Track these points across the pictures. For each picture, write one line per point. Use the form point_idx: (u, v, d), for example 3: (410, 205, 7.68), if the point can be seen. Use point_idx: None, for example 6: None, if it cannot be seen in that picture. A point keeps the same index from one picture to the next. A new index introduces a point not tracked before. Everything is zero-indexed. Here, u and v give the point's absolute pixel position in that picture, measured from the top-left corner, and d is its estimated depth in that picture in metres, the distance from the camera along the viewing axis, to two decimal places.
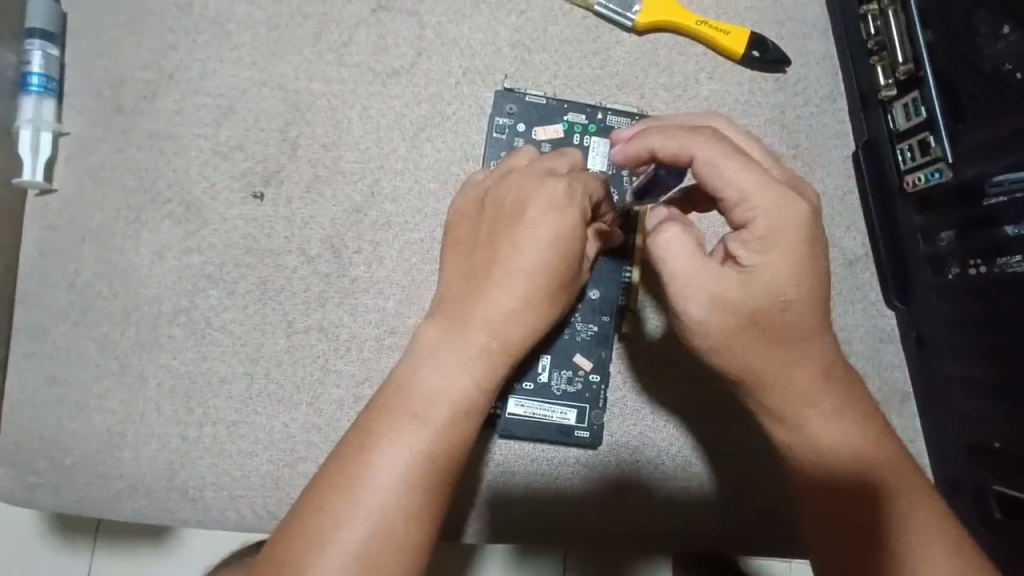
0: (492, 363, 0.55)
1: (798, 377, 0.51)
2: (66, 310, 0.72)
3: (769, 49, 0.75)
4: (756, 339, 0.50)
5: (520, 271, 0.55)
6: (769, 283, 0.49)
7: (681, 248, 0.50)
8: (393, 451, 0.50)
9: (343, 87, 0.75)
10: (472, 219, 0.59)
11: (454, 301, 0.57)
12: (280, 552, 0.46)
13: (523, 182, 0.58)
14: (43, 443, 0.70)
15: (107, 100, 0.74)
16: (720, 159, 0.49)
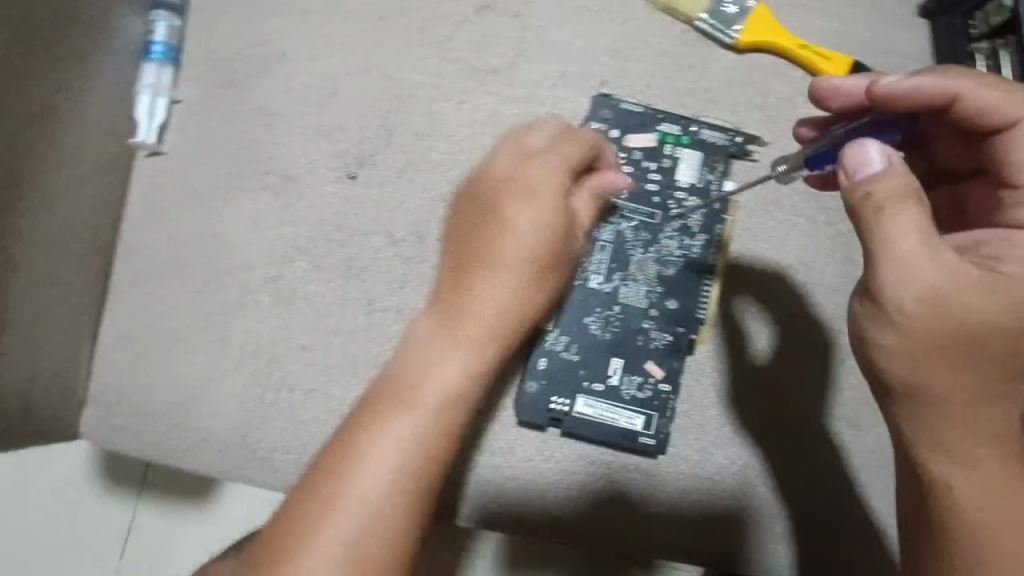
0: (481, 349, 0.51)
1: (996, 409, 0.46)
2: (164, 267, 0.76)
3: (869, 77, 0.74)
4: (979, 361, 0.45)
5: (514, 261, 0.53)
6: (1020, 297, 0.45)
7: (920, 234, 0.43)
8: (384, 441, 0.46)
9: (443, 80, 0.78)
10: (457, 214, 0.57)
11: (444, 295, 0.54)
12: (268, 561, 0.43)
13: (517, 172, 0.56)
14: (133, 387, 0.75)
15: (221, 74, 0.78)
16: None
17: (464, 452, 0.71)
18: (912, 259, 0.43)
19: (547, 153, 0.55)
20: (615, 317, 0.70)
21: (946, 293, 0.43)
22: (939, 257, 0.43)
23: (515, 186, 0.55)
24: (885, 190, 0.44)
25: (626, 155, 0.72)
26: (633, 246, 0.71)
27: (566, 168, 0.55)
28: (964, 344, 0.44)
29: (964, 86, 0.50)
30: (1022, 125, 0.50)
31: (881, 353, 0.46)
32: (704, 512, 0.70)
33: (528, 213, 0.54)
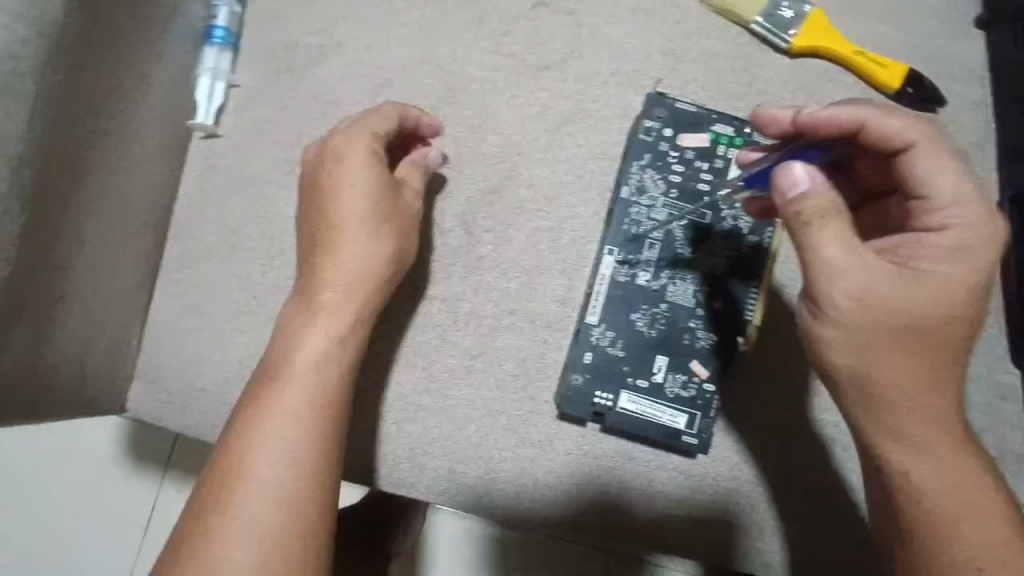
0: (341, 314, 0.64)
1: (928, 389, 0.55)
2: (216, 246, 0.77)
3: (924, 87, 0.75)
4: (910, 348, 0.54)
5: (344, 244, 0.65)
6: (938, 293, 0.54)
7: (840, 245, 0.53)
8: (268, 430, 0.57)
9: (496, 74, 0.78)
10: (308, 194, 0.68)
11: (308, 278, 0.66)
12: (194, 530, 0.54)
13: (340, 161, 0.66)
14: (179, 364, 0.76)
15: (278, 60, 0.79)
16: (936, 157, 0.55)
17: (496, 441, 0.73)
18: (840, 263, 0.53)
19: (347, 131, 0.67)
20: (661, 315, 0.71)
21: (873, 288, 0.53)
22: (861, 257, 0.53)
23: (342, 166, 0.66)
24: (817, 205, 0.53)
25: (679, 155, 0.73)
26: (683, 245, 0.72)
27: (368, 141, 0.67)
28: (895, 334, 0.54)
29: (869, 115, 0.57)
30: (920, 148, 0.56)
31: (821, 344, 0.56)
32: (740, 518, 0.72)
33: (354, 191, 0.66)
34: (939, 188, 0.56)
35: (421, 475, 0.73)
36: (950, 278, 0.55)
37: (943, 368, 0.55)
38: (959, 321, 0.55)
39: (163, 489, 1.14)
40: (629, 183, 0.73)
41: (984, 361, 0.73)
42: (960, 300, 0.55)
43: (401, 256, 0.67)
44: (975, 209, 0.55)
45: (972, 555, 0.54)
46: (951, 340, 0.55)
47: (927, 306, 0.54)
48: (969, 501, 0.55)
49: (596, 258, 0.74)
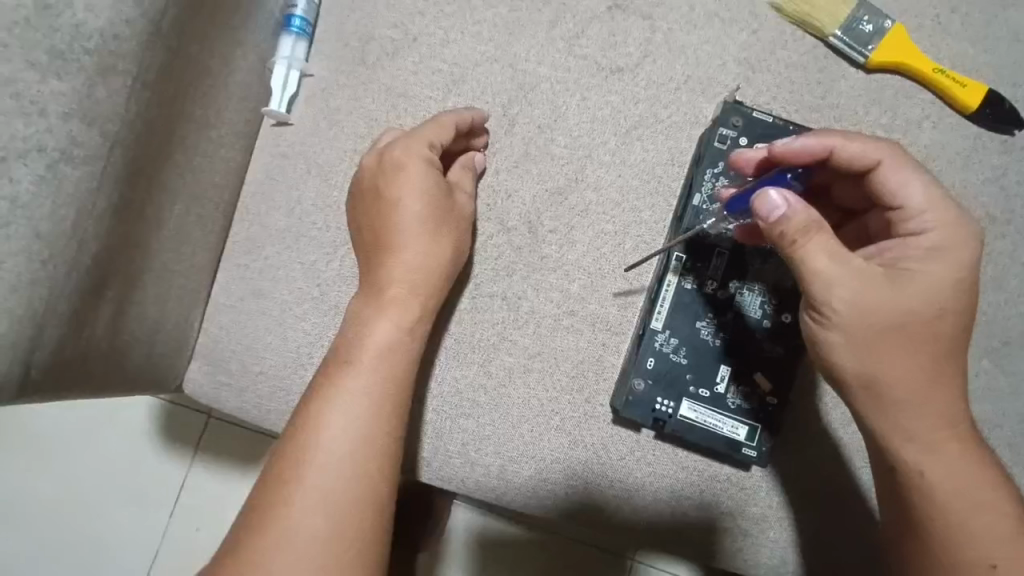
0: (410, 307, 0.67)
1: (931, 384, 0.59)
2: (282, 233, 0.78)
3: (1003, 109, 0.74)
4: (909, 345, 0.58)
5: (409, 232, 0.69)
6: (932, 291, 0.58)
7: (833, 259, 0.57)
8: (337, 408, 0.60)
9: (567, 75, 0.79)
10: (365, 199, 0.72)
11: (369, 277, 0.69)
12: (258, 506, 0.56)
13: (399, 161, 0.70)
14: (239, 348, 0.77)
15: (352, 51, 0.80)
16: (901, 171, 0.61)
17: (546, 441, 0.73)
18: (837, 273, 0.57)
19: (404, 140, 0.71)
20: (726, 325, 0.71)
21: (866, 294, 0.57)
22: (853, 266, 0.57)
23: (400, 171, 0.70)
24: (803, 220, 0.57)
25: None
26: (751, 255, 0.72)
27: (424, 149, 0.71)
28: (898, 334, 0.58)
29: (834, 142, 0.62)
30: (888, 164, 0.61)
31: (822, 350, 0.61)
32: (789, 534, 0.71)
33: (413, 194, 0.70)
34: (909, 197, 0.60)
35: (471, 471, 0.73)
36: (938, 277, 0.58)
37: (941, 363, 0.59)
38: (949, 317, 0.59)
39: (194, 470, 1.16)
40: (701, 191, 0.73)
41: None
42: (948, 299, 0.58)
43: (457, 255, 0.71)
44: (947, 213, 0.60)
45: (974, 536, 0.59)
46: (944, 335, 0.59)
47: (917, 307, 0.58)
48: (970, 490, 0.60)
49: (661, 264, 0.74)
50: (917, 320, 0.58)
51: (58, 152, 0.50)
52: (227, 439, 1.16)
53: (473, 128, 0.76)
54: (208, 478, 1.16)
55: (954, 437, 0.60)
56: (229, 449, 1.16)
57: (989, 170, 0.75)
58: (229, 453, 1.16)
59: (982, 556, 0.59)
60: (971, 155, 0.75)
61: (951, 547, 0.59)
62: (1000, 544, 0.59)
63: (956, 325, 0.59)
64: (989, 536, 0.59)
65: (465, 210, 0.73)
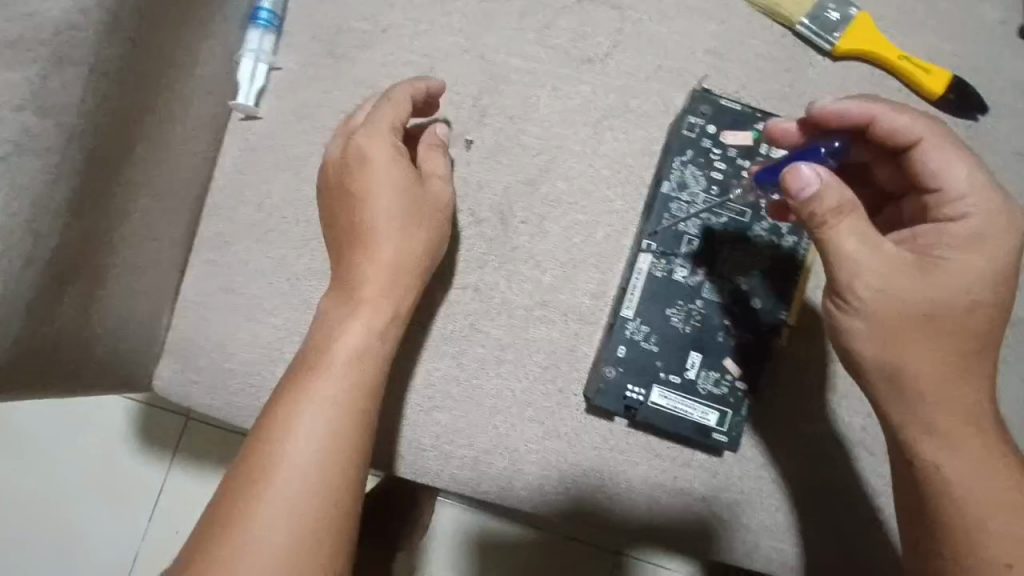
0: (381, 306, 0.65)
1: (954, 374, 0.59)
2: (252, 227, 0.77)
3: (968, 95, 0.75)
4: (933, 333, 0.58)
5: (382, 225, 0.67)
6: (962, 281, 0.58)
7: (858, 242, 0.57)
8: (307, 409, 0.59)
9: (538, 66, 0.79)
10: (336, 195, 0.70)
11: (341, 275, 0.67)
12: (222, 506, 0.55)
13: (367, 151, 0.68)
14: (208, 345, 0.75)
15: (322, 44, 0.80)
16: (944, 151, 0.61)
17: (520, 432, 0.73)
18: (865, 257, 0.57)
19: (367, 129, 0.69)
20: (696, 312, 0.72)
21: (895, 279, 0.57)
22: (883, 249, 0.57)
23: (366, 162, 0.68)
24: (834, 199, 0.56)
25: (720, 152, 0.73)
26: (721, 241, 0.72)
27: (388, 139, 0.68)
28: (921, 323, 0.58)
29: (878, 112, 0.62)
30: (930, 142, 0.61)
31: (843, 337, 0.61)
32: (764, 521, 0.71)
33: (382, 191, 0.67)
34: (951, 180, 0.61)
35: (446, 465, 0.73)
36: (973, 267, 0.58)
37: (966, 356, 0.59)
38: (985, 308, 0.59)
39: (172, 473, 1.14)
40: (669, 178, 0.73)
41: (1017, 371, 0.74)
42: (984, 289, 0.58)
43: (432, 254, 0.69)
44: (989, 200, 0.60)
45: (993, 535, 0.57)
46: (975, 327, 0.59)
47: (947, 295, 0.58)
48: (988, 486, 0.58)
49: (632, 253, 0.74)
50: (947, 307, 0.58)
51: (11, 143, 0.49)
52: (204, 440, 1.15)
53: (430, 98, 0.73)
54: (184, 479, 1.14)
55: (979, 431, 0.60)
56: (204, 451, 1.15)
57: None
58: (205, 454, 1.15)
59: (995, 553, 0.57)
60: None
61: (963, 545, 0.58)
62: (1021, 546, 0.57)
63: (992, 318, 0.59)
64: (1008, 534, 0.57)
65: (438, 191, 0.71)
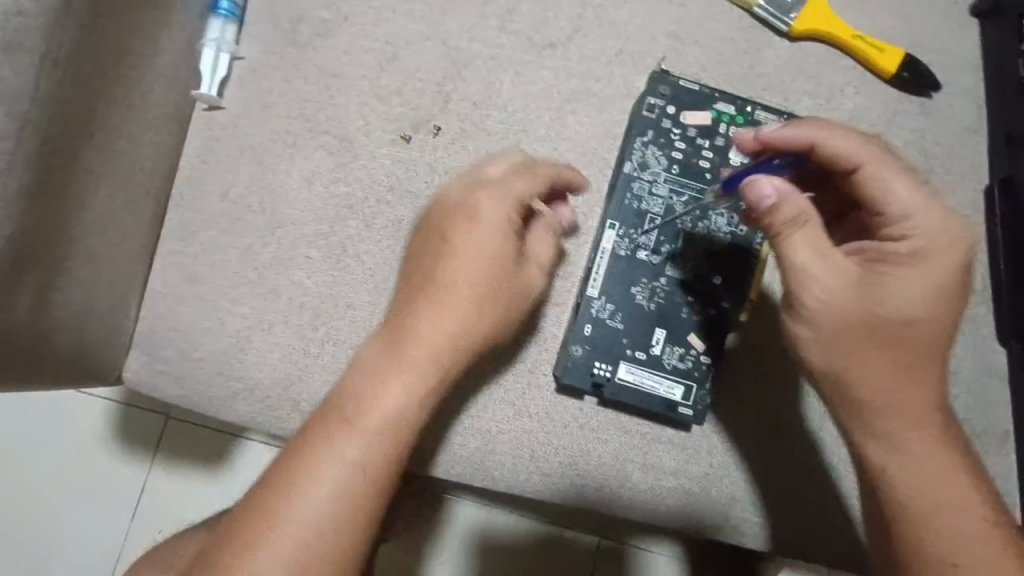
0: (425, 372, 0.58)
1: (904, 384, 0.59)
2: (217, 217, 0.77)
3: (920, 73, 0.77)
4: (877, 345, 0.59)
5: (454, 290, 0.61)
6: (904, 296, 0.59)
7: (808, 256, 0.58)
8: (328, 463, 0.54)
9: (500, 51, 0.79)
10: (428, 240, 0.64)
11: (395, 321, 0.61)
12: (222, 548, 0.53)
13: (476, 206, 0.63)
14: (175, 336, 0.75)
15: (284, 33, 0.80)
16: (889, 171, 0.60)
17: (490, 412, 0.73)
18: (813, 266, 0.58)
19: (492, 189, 0.63)
20: (660, 289, 0.74)
21: (837, 292, 0.59)
22: (833, 262, 0.59)
23: (474, 220, 0.62)
24: (792, 211, 0.58)
25: (680, 132, 0.75)
26: (683, 220, 0.74)
27: (511, 205, 0.63)
28: (867, 335, 0.59)
29: (821, 136, 0.61)
30: (871, 166, 0.60)
31: (797, 347, 0.62)
32: (733, 493, 0.73)
33: (482, 252, 0.61)
34: (894, 200, 0.60)
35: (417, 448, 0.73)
36: (917, 283, 0.59)
37: (913, 368, 0.60)
38: (929, 322, 0.59)
39: (152, 472, 1.14)
40: (631, 159, 0.75)
41: (972, 340, 0.76)
42: (927, 303, 0.59)
43: (499, 329, 0.63)
44: (933, 220, 0.59)
45: (949, 538, 0.58)
46: (919, 339, 0.59)
47: (889, 311, 0.58)
48: (941, 492, 0.58)
49: (596, 234, 0.75)
50: (890, 323, 0.59)
51: None
52: (183, 437, 1.15)
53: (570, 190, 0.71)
54: (161, 476, 1.14)
55: (930, 438, 0.60)
56: (183, 448, 1.15)
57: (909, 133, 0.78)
58: (185, 451, 1.15)
59: (946, 554, 0.57)
60: (892, 118, 0.78)
61: (920, 549, 0.58)
62: (974, 548, 0.57)
63: (937, 332, 0.60)
64: (962, 538, 0.57)
65: (521, 270, 0.64)
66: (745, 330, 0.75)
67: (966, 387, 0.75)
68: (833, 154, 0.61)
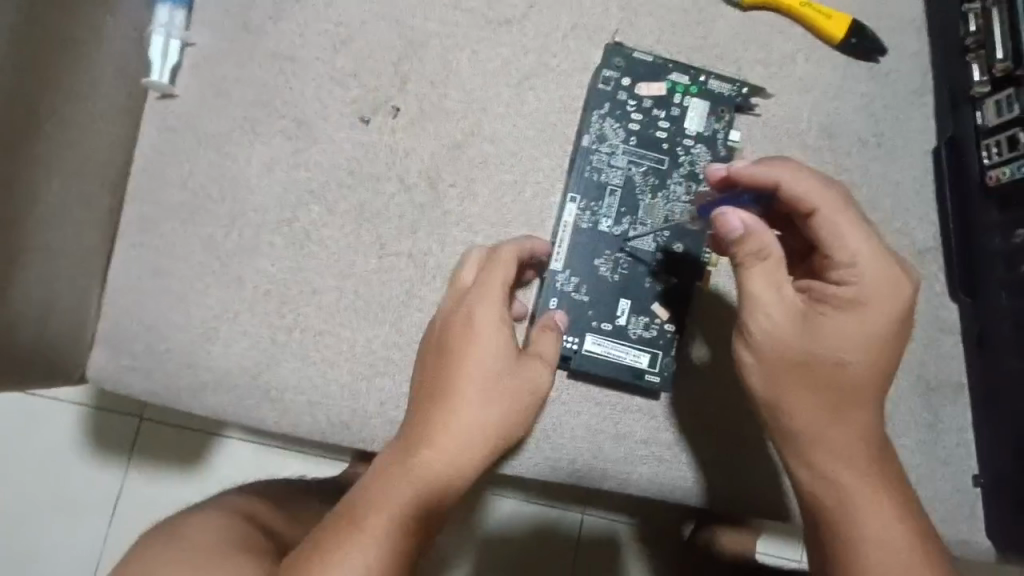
0: (441, 474, 0.61)
1: (839, 417, 0.63)
2: (176, 208, 0.76)
3: (866, 37, 0.79)
4: (812, 379, 0.63)
5: (467, 389, 0.65)
6: (838, 341, 0.61)
7: (760, 292, 0.61)
8: (341, 565, 0.52)
9: (456, 29, 0.79)
10: (431, 351, 0.68)
11: (411, 425, 0.64)
12: None
13: (475, 309, 0.67)
14: (139, 330, 0.74)
15: (235, 16, 0.78)
16: (842, 220, 0.60)
17: None
18: (765, 300, 0.61)
19: (484, 287, 0.67)
20: (623, 260, 0.75)
21: (779, 328, 0.62)
22: (781, 298, 0.61)
23: (474, 320, 0.66)
24: (756, 244, 0.60)
25: (636, 103, 0.76)
26: (643, 191, 0.76)
27: (501, 308, 0.67)
28: (804, 369, 0.62)
29: (786, 175, 0.61)
30: (827, 211, 0.60)
31: (743, 377, 0.66)
32: (701, 455, 0.75)
33: (483, 355, 0.66)
34: (842, 247, 0.61)
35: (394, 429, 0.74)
36: (852, 330, 0.61)
37: (846, 404, 0.63)
38: (862, 363, 0.62)
39: (130, 476, 1.13)
40: (589, 132, 0.76)
41: (925, 297, 0.79)
42: (860, 347, 0.62)
43: (514, 426, 0.66)
44: (876, 269, 0.61)
45: (873, 563, 0.60)
46: (853, 378, 0.62)
47: (824, 352, 0.62)
48: (862, 518, 0.61)
49: (559, 207, 0.76)
50: (824, 362, 0.62)
51: None
52: (158, 437, 1.14)
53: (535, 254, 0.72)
54: (137, 477, 1.13)
55: (861, 468, 0.63)
56: (159, 448, 1.13)
57: (859, 98, 0.80)
58: (161, 452, 1.13)
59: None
60: (842, 85, 0.80)
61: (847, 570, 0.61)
62: (899, 575, 0.59)
63: (870, 372, 0.63)
64: (886, 569, 0.60)
65: (522, 366, 0.67)
66: (707, 298, 0.77)
67: (920, 342, 0.78)
68: (795, 194, 0.61)
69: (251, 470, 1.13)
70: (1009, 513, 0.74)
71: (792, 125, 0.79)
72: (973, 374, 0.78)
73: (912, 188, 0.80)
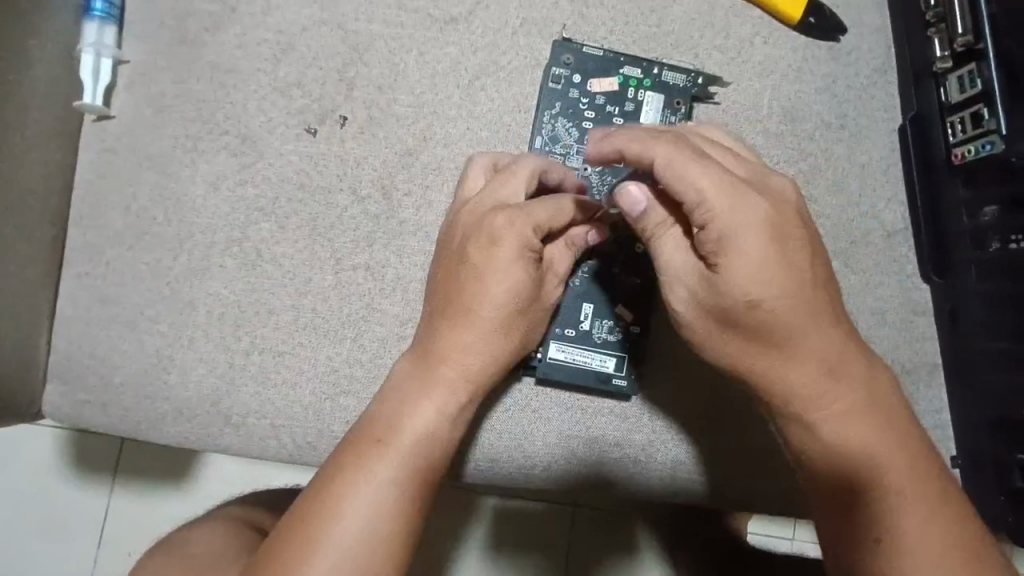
0: (456, 389, 0.63)
1: (791, 368, 0.58)
2: (121, 233, 0.73)
3: (824, 17, 0.77)
4: (746, 336, 0.58)
5: (479, 313, 0.63)
6: (745, 283, 0.55)
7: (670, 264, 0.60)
8: (356, 498, 0.56)
9: (401, 31, 0.76)
10: (448, 261, 0.66)
11: (422, 346, 0.65)
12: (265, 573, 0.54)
13: (499, 232, 0.63)
14: (92, 362, 0.72)
15: (170, 30, 0.75)
16: (679, 162, 0.54)
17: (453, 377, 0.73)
18: (672, 272, 0.60)
19: (513, 213, 0.63)
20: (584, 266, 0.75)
21: (694, 295, 0.59)
22: (687, 265, 0.59)
23: (494, 242, 0.63)
24: (657, 217, 0.60)
25: (588, 101, 0.75)
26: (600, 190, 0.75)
27: (529, 233, 0.63)
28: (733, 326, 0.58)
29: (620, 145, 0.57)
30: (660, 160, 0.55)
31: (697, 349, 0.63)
32: (679, 453, 0.73)
33: (501, 282, 0.63)
34: (685, 192, 0.54)
35: None
36: (756, 268, 0.55)
37: (789, 349, 0.58)
38: (782, 299, 0.56)
39: (114, 498, 1.11)
40: (541, 132, 0.75)
41: (896, 279, 0.77)
42: (768, 283, 0.55)
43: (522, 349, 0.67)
44: (736, 202, 0.54)
45: (873, 508, 0.56)
46: (783, 321, 0.57)
47: (734, 299, 0.56)
48: (857, 465, 0.57)
49: None
50: (739, 313, 0.57)
51: None
52: (142, 457, 1.12)
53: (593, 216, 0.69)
54: (121, 498, 1.11)
55: (846, 407, 0.58)
56: (142, 468, 1.11)
57: (820, 79, 0.78)
58: (144, 472, 1.11)
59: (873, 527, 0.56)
60: (803, 65, 0.78)
61: (845, 522, 0.57)
62: (895, 517, 0.55)
63: (785, 307, 0.56)
64: (885, 510, 0.56)
65: (540, 289, 0.67)
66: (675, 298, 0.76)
67: (892, 326, 0.76)
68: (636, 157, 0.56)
69: (235, 488, 1.10)
70: (988, 493, 0.74)
71: (754, 111, 0.77)
72: (947, 354, 0.77)
73: (878, 168, 0.78)
